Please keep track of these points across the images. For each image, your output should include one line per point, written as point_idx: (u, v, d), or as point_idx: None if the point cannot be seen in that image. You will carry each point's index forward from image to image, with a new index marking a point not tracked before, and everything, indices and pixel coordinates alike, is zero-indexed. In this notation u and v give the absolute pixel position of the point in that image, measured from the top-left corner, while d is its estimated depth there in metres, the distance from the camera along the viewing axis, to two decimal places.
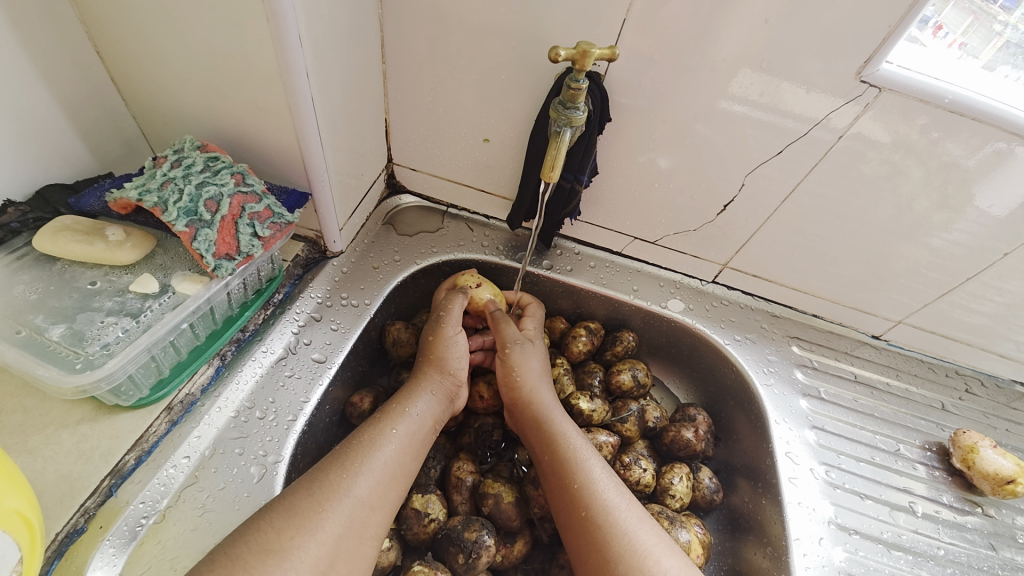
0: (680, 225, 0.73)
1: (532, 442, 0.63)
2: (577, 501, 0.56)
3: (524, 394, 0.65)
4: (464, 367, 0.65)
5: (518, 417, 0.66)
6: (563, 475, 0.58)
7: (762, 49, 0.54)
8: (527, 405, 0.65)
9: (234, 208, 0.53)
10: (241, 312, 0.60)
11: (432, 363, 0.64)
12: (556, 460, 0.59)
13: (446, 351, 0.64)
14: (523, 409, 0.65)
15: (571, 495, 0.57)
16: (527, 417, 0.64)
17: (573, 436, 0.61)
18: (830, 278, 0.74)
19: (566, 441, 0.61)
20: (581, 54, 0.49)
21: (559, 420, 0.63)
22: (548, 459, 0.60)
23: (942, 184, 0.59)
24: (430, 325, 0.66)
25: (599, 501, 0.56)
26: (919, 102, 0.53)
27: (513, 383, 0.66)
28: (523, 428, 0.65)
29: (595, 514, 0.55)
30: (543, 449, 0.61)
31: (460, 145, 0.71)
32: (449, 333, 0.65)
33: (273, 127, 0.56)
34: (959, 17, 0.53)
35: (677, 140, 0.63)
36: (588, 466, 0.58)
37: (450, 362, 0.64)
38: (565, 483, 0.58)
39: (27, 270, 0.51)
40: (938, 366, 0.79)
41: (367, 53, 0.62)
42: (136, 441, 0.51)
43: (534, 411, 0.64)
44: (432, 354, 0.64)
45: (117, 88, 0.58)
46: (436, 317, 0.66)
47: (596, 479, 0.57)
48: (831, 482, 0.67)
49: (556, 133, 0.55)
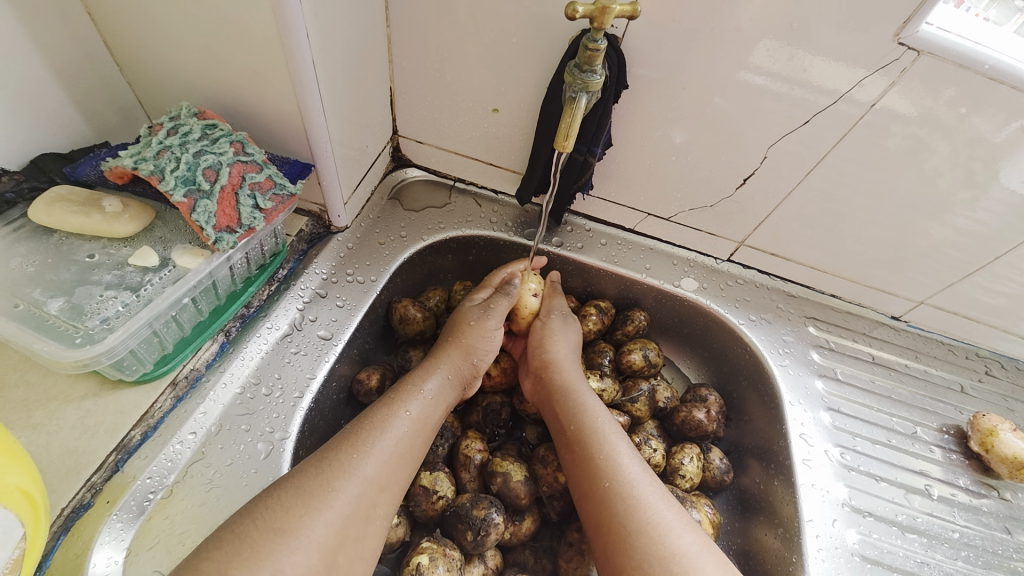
0: (696, 201, 0.70)
1: (554, 411, 0.63)
2: (601, 472, 0.55)
3: (550, 362, 0.65)
4: (486, 360, 0.65)
5: (540, 385, 0.65)
6: (587, 447, 0.57)
7: (789, 13, 0.50)
8: (553, 372, 0.64)
9: (233, 178, 0.51)
10: (245, 287, 0.59)
11: (460, 346, 0.63)
12: (581, 429, 0.59)
13: (478, 338, 0.64)
14: (548, 377, 0.64)
15: (594, 465, 0.56)
16: (551, 385, 0.64)
17: (597, 410, 0.61)
18: (848, 257, 0.71)
19: (590, 413, 0.60)
20: (600, 11, 0.46)
21: (583, 393, 0.63)
22: (572, 430, 0.60)
23: (970, 160, 0.56)
24: (473, 310, 0.66)
25: (621, 473, 0.55)
26: (956, 67, 0.49)
27: (545, 347, 0.66)
28: (545, 396, 0.64)
29: (618, 486, 0.54)
30: (566, 419, 0.60)
31: (468, 116, 0.68)
32: (490, 325, 0.65)
33: (274, 95, 0.54)
34: None
35: (694, 111, 0.60)
36: (612, 438, 0.58)
37: (477, 351, 0.64)
38: (589, 454, 0.57)
39: (24, 242, 0.49)
40: (958, 348, 0.77)
41: (370, 19, 0.59)
42: (141, 417, 0.50)
43: (560, 379, 0.64)
44: (461, 335, 0.64)
45: (111, 53, 0.55)
46: (481, 308, 0.66)
47: (618, 453, 0.57)
48: (846, 464, 0.66)
49: (571, 98, 0.52)
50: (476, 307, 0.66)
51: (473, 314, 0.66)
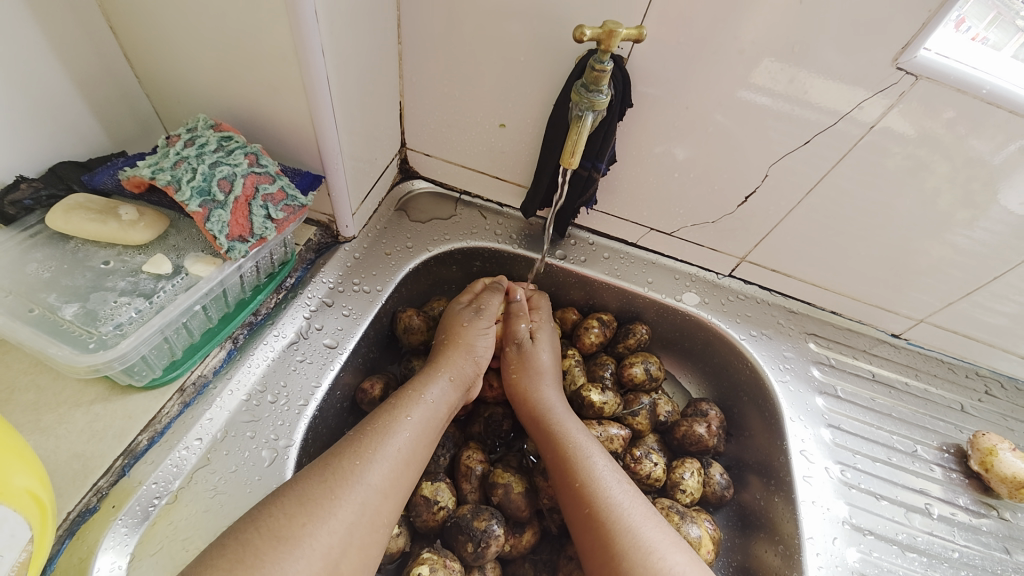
0: (698, 217, 0.71)
1: (535, 440, 0.64)
2: (579, 499, 0.56)
3: (523, 390, 0.66)
4: (486, 357, 0.66)
5: (520, 412, 0.66)
6: (564, 474, 0.58)
7: (791, 38, 0.52)
8: (525, 404, 0.65)
9: (247, 188, 0.52)
10: (254, 296, 0.60)
11: (459, 347, 0.65)
12: (557, 457, 0.59)
13: (475, 337, 0.66)
14: (523, 406, 0.66)
15: (574, 491, 0.56)
16: (528, 416, 0.65)
17: (574, 434, 0.61)
18: (849, 274, 0.72)
19: (566, 439, 0.60)
20: (608, 33, 0.47)
21: (559, 418, 0.63)
22: (550, 458, 0.60)
23: (966, 181, 0.57)
24: (465, 312, 0.67)
25: (601, 497, 0.55)
26: (953, 91, 0.51)
27: (512, 379, 0.67)
28: (526, 422, 0.65)
29: (598, 511, 0.54)
30: (544, 447, 0.61)
31: (475, 131, 0.70)
32: (483, 325, 0.66)
33: (288, 108, 0.55)
34: (983, 9, 0.51)
35: (697, 129, 0.61)
36: (590, 461, 0.58)
37: (476, 350, 0.65)
38: (567, 481, 0.57)
39: (40, 248, 0.50)
40: (958, 366, 0.78)
41: (384, 36, 0.60)
42: (149, 421, 0.51)
43: (532, 410, 0.65)
44: (457, 337, 0.65)
45: (131, 65, 0.57)
46: (468, 310, 0.67)
47: (597, 477, 0.57)
48: (846, 482, 0.66)
49: (578, 117, 0.53)
50: (467, 310, 0.68)
51: (465, 317, 0.67)
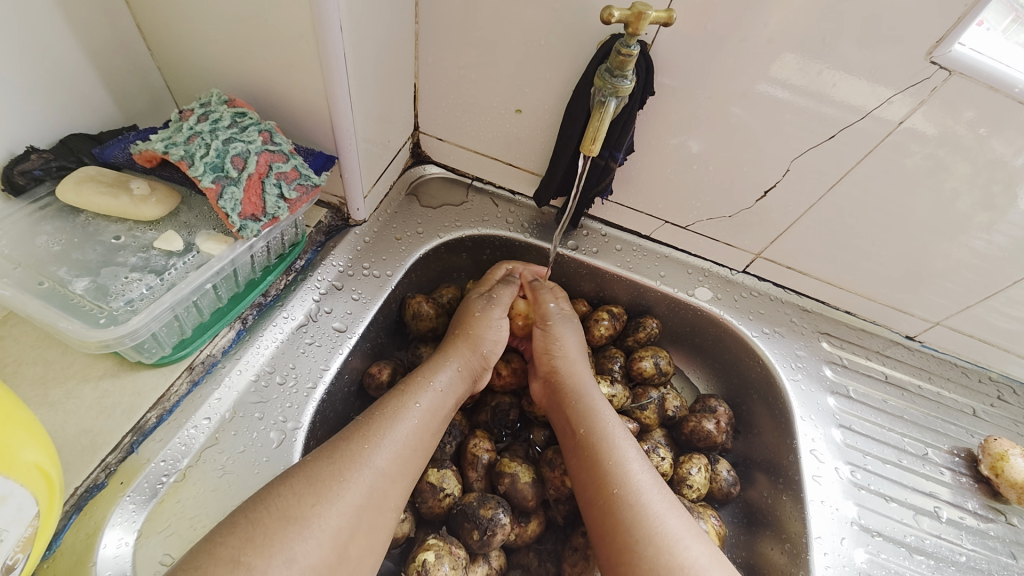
0: (714, 211, 0.70)
1: (563, 415, 0.63)
2: (608, 479, 0.55)
3: (561, 364, 0.65)
4: (495, 351, 0.65)
5: (550, 389, 0.65)
6: (596, 451, 0.57)
7: (822, 28, 0.50)
8: (562, 376, 0.64)
9: (261, 166, 0.51)
10: (264, 276, 0.59)
11: (468, 339, 0.63)
12: (590, 434, 0.59)
13: (486, 329, 0.65)
14: (557, 378, 0.64)
15: (601, 472, 0.56)
16: (562, 388, 0.64)
17: (608, 415, 0.61)
18: (864, 274, 0.71)
19: (601, 419, 0.60)
20: (636, 16, 0.46)
21: (594, 397, 0.62)
22: (580, 434, 0.59)
23: (989, 182, 0.56)
24: (478, 301, 0.67)
25: (630, 480, 0.55)
26: (987, 88, 0.49)
27: (552, 351, 0.66)
28: (555, 400, 0.64)
29: (627, 493, 0.54)
30: (576, 422, 0.60)
31: (489, 117, 0.69)
32: (495, 316, 0.65)
33: (302, 86, 0.54)
34: (1001, 12, 0.49)
35: (718, 121, 0.60)
36: (622, 444, 0.58)
37: (485, 342, 0.64)
38: (597, 459, 0.57)
39: (49, 221, 0.50)
40: (971, 371, 0.77)
41: (400, 14, 0.59)
42: (158, 400, 0.50)
43: (569, 383, 0.64)
44: (469, 329, 0.64)
45: (144, 37, 0.56)
46: (484, 298, 0.67)
47: (628, 460, 0.57)
48: (856, 483, 0.65)
49: (600, 103, 0.52)
50: (481, 298, 0.67)
51: (479, 306, 0.66)
